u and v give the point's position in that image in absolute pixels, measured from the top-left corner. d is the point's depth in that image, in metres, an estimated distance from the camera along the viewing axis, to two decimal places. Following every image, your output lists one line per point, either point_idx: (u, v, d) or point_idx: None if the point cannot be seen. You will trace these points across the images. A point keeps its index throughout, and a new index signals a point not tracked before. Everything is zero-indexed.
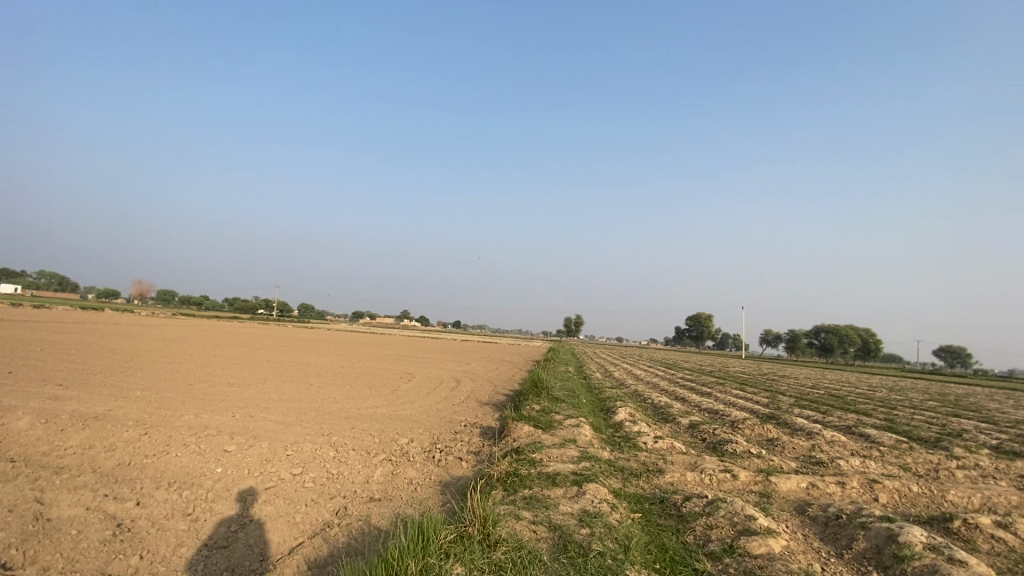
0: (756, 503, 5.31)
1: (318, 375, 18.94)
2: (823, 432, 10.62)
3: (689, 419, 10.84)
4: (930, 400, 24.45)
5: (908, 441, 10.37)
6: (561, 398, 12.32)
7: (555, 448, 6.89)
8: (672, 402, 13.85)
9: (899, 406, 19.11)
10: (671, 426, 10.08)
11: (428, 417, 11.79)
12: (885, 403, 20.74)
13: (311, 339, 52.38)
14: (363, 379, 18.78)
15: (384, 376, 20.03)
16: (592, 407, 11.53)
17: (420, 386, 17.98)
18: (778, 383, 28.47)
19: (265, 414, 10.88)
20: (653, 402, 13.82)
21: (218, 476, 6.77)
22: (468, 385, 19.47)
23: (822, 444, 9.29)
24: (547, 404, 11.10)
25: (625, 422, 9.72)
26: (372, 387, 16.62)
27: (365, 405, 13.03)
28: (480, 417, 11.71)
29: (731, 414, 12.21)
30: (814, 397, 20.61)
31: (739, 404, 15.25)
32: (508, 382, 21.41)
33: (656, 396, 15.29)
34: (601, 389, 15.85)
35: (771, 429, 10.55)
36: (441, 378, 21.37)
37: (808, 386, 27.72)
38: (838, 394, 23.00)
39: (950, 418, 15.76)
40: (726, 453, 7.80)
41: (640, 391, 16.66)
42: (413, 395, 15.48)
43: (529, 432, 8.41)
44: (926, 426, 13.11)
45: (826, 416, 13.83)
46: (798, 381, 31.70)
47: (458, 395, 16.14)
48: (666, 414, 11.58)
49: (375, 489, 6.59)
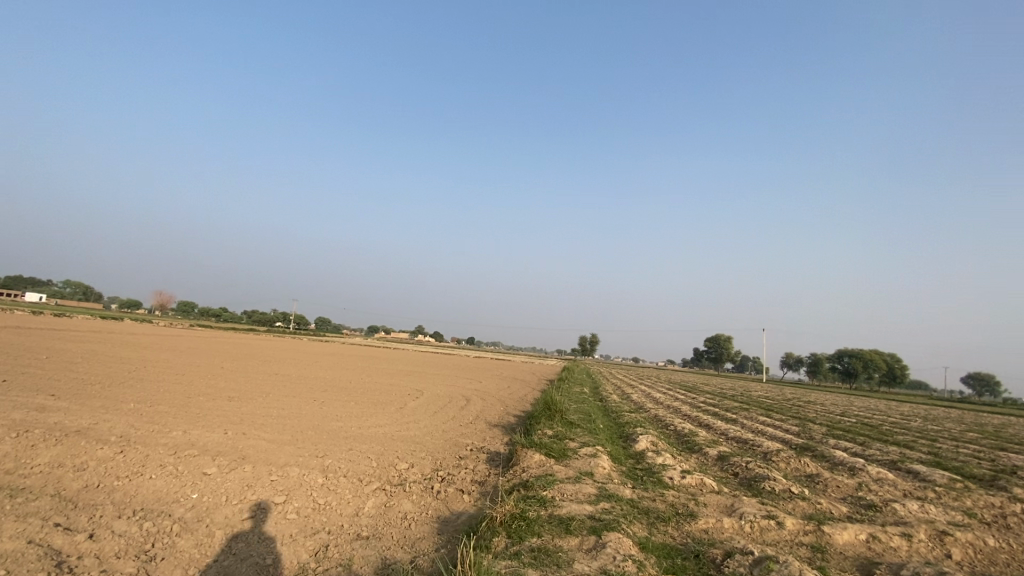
0: (811, 561, 4.40)
1: (323, 390, 18.29)
2: (869, 467, 9.52)
3: (717, 449, 9.87)
4: (974, 431, 22.75)
5: (965, 480, 9.23)
6: (576, 422, 11.43)
7: (569, 484, 6.06)
8: (696, 430, 12.82)
9: (942, 437, 17.68)
10: (698, 458, 9.13)
11: (432, 439, 11.02)
12: (925, 433, 19.28)
13: (323, 352, 52.06)
14: (369, 395, 18.08)
15: (392, 393, 19.31)
16: (610, 434, 10.60)
17: (427, 404, 17.19)
18: (804, 409, 27.02)
19: (259, 432, 10.23)
20: (676, 429, 12.79)
21: (191, 504, 6.09)
22: (478, 405, 18.63)
23: (871, 483, 8.24)
24: (560, 429, 10.22)
25: (646, 452, 8.81)
26: (377, 404, 15.93)
27: (367, 423, 12.30)
28: (488, 440, 10.90)
29: (762, 444, 11.17)
30: (847, 425, 19.27)
31: (768, 432, 14.15)
32: (520, 402, 20.50)
33: (679, 422, 14.28)
34: (619, 414, 14.86)
35: (809, 463, 9.51)
36: (451, 396, 20.54)
37: (837, 413, 26.23)
38: (873, 423, 21.51)
39: (1002, 452, 14.39)
40: (765, 492, 6.84)
41: (660, 416, 15.65)
42: (420, 414, 14.72)
43: (540, 462, 7.57)
44: (980, 462, 11.86)
45: (866, 448, 12.66)
46: (827, 408, 30.05)
47: (467, 415, 15.33)
48: (691, 443, 10.61)
49: (363, 524, 5.83)
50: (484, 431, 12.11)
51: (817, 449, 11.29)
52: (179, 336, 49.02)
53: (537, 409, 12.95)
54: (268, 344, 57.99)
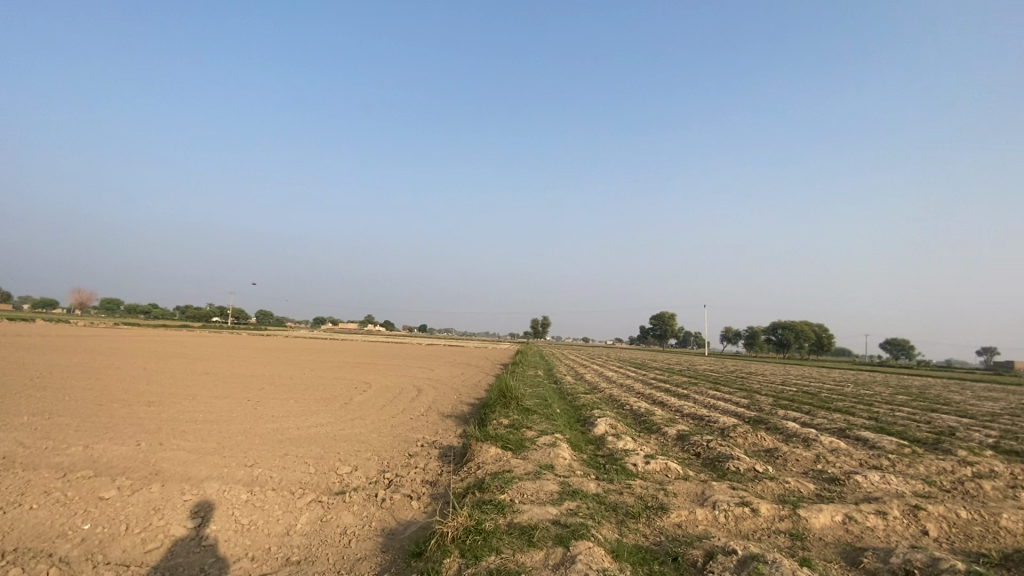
0: (792, 552, 4.05)
1: (260, 389, 16.94)
2: (821, 438, 9.58)
3: (676, 429, 9.65)
4: (901, 393, 24.26)
5: (910, 445, 9.48)
6: (532, 409, 10.95)
7: (529, 481, 5.51)
8: (653, 409, 12.67)
9: (876, 402, 18.63)
10: (658, 439, 8.85)
11: (379, 436, 10.23)
12: (860, 398, 20.31)
13: (264, 347, 49.26)
14: (311, 392, 16.90)
15: (337, 388, 18.17)
16: (567, 419, 10.17)
17: (375, 398, 16.24)
18: (748, 381, 28.04)
19: (179, 441, 9.09)
20: (633, 409, 12.58)
21: (81, 537, 5.09)
22: (430, 395, 17.84)
23: (827, 454, 8.21)
24: (516, 417, 9.67)
25: (607, 437, 8.42)
26: (319, 401, 14.86)
27: (307, 423, 11.32)
28: (440, 434, 10.25)
29: (718, 420, 11.12)
30: (790, 395, 19.99)
31: (721, 407, 14.28)
32: (473, 389, 19.88)
33: (634, 402, 14.14)
34: (575, 396, 14.54)
35: (765, 437, 9.46)
36: (400, 388, 19.63)
37: (778, 383, 27.39)
38: (813, 391, 22.44)
39: (931, 413, 15.23)
40: (730, 473, 6.56)
41: (615, 396, 15.49)
42: (366, 409, 13.81)
43: (496, 457, 6.98)
44: (916, 425, 12.37)
45: (813, 417, 12.96)
46: (768, 378, 31.34)
47: (418, 407, 14.56)
48: (649, 423, 10.38)
49: (295, 545, 5.05)
50: (435, 424, 11.41)
51: (769, 422, 11.36)
52: (99, 336, 44.88)
53: (491, 396, 12.38)
54: (203, 341, 54.30)
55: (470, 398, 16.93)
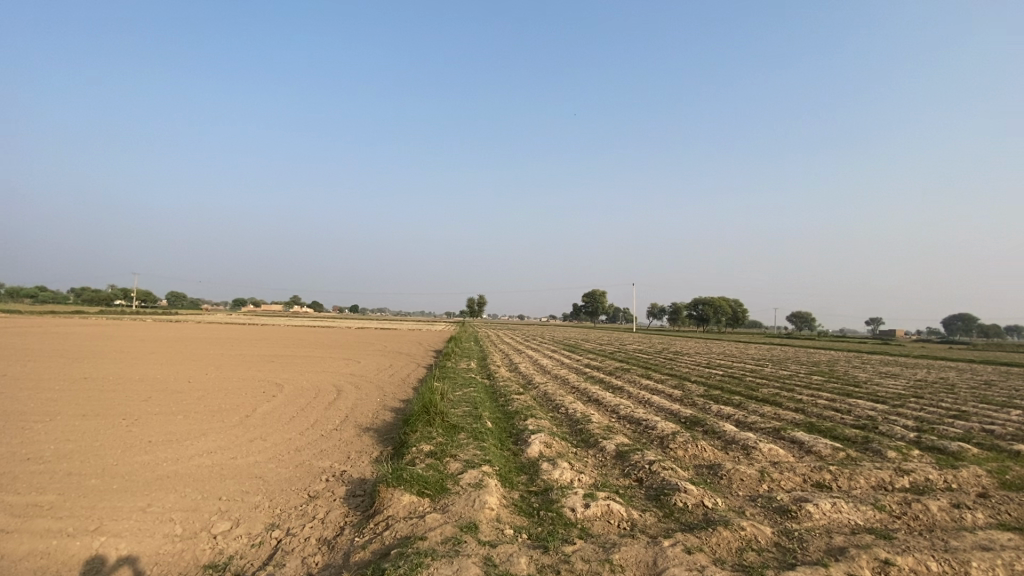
0: None
1: (144, 400, 14.60)
2: (761, 445, 9.18)
3: (614, 442, 8.88)
4: (816, 373, 25.51)
5: (844, 448, 9.32)
6: (458, 423, 9.80)
7: (444, 562, 4.36)
8: (589, 411, 11.88)
9: (797, 386, 19.24)
10: (597, 459, 8.01)
11: (277, 466, 8.71)
12: (781, 381, 20.99)
13: (168, 337, 44.58)
14: (209, 401, 14.85)
15: (241, 394, 16.13)
16: (498, 436, 9.10)
17: (284, 406, 14.46)
18: (677, 363, 28.60)
19: (5, 496, 7.14)
20: (569, 413, 11.73)
21: None
22: (349, 399, 16.24)
23: (772, 470, 7.74)
24: (439, 441, 8.42)
25: (541, 463, 7.46)
26: (215, 415, 12.95)
27: (190, 451, 9.55)
28: (351, 460, 8.89)
29: (655, 424, 10.55)
30: (718, 380, 20.26)
31: (656, 402, 13.87)
32: (399, 387, 18.45)
33: (569, 401, 13.38)
34: (507, 397, 13.50)
35: (707, 448, 8.91)
36: (317, 390, 17.83)
37: (704, 364, 28.15)
38: (738, 375, 23.00)
39: (849, 400, 15.76)
40: (679, 513, 5.78)
41: (549, 393, 14.69)
42: (271, 424, 12.11)
43: (410, 511, 5.78)
44: (842, 417, 12.54)
45: (745, 412, 12.82)
46: (695, 359, 32.26)
47: (333, 417, 13.00)
48: (586, 434, 9.55)
49: None
50: (347, 445, 9.99)
51: (706, 423, 10.93)
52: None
53: (413, 406, 11.03)
54: (95, 331, 48.39)
55: (394, 400, 15.57)
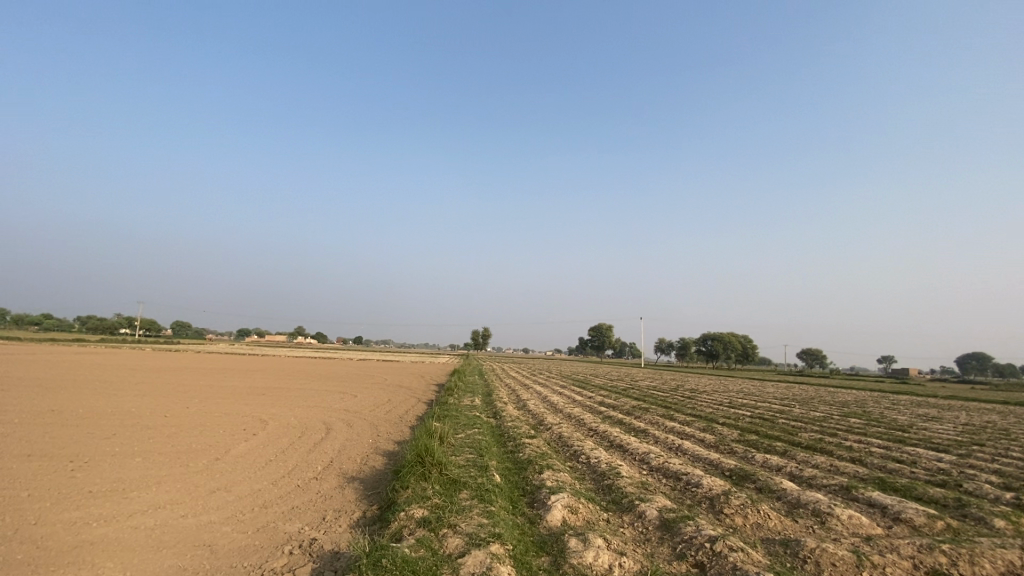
0: None
1: (106, 438, 12.93)
2: (838, 512, 7.35)
3: (655, 507, 7.09)
4: (851, 415, 23.32)
5: (941, 516, 7.48)
6: (461, 476, 8.05)
7: None
8: (615, 461, 10.07)
9: (839, 431, 17.24)
10: (638, 533, 6.22)
11: (233, 531, 6.97)
12: (819, 424, 18.96)
13: (162, 366, 42.99)
14: (179, 440, 13.13)
15: (217, 432, 14.41)
16: (508, 495, 7.34)
17: (262, 448, 12.71)
18: (696, 401, 26.58)
19: None
20: (592, 462, 9.92)
21: None
22: (338, 439, 14.44)
23: (869, 551, 5.92)
24: (436, 502, 6.69)
25: (567, 540, 5.69)
26: (181, 457, 11.23)
27: (132, 507, 7.84)
28: (326, 525, 7.14)
29: (699, 480, 8.72)
30: (749, 423, 18.29)
31: (688, 449, 12.02)
32: (395, 426, 16.63)
33: (588, 447, 11.55)
34: (517, 441, 11.69)
35: (774, 517, 7.09)
36: (304, 428, 16.06)
37: (726, 404, 26.10)
38: (768, 416, 20.97)
39: (908, 449, 13.78)
40: None
41: (565, 436, 12.85)
42: (242, 470, 10.37)
43: None
44: (913, 472, 10.62)
45: (796, 464, 10.94)
46: (714, 397, 30.12)
47: (314, 463, 11.23)
48: (617, 494, 7.76)
49: None
50: (325, 501, 8.24)
51: (758, 479, 9.09)
52: None
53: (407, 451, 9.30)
54: (88, 359, 46.86)
55: (388, 441, 13.79)
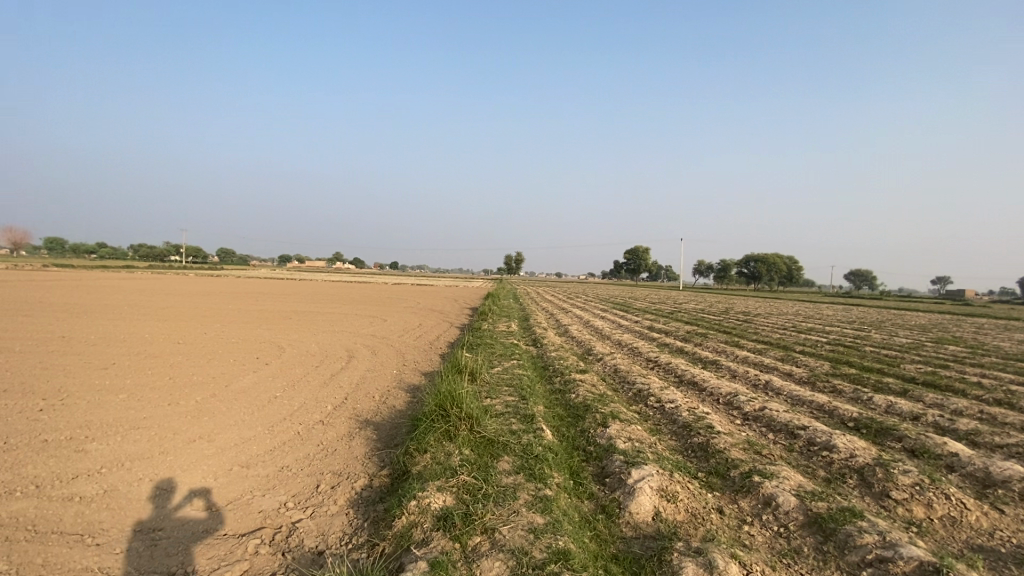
0: None
1: (101, 370, 11.49)
2: None
3: (793, 492, 4.73)
4: (944, 343, 20.23)
5: None
6: (501, 431, 5.90)
7: None
8: (699, 407, 7.75)
9: (949, 363, 14.36)
10: (783, 546, 3.91)
11: (192, 508, 5.12)
12: (916, 354, 16.06)
13: (197, 291, 42.95)
14: (182, 372, 11.59)
15: (227, 362, 12.89)
16: (568, 466, 5.17)
17: (271, 382, 11.07)
18: (757, 326, 23.86)
19: None
20: (668, 409, 7.62)
21: None
22: (359, 369, 12.71)
23: None
24: (465, 483, 4.53)
25: (680, 564, 3.42)
26: (174, 394, 9.62)
27: (83, 463, 6.13)
28: (316, 500, 5.20)
29: (827, 438, 6.31)
30: (833, 351, 15.61)
31: (781, 388, 9.60)
32: (424, 354, 14.82)
33: (657, 384, 9.26)
34: (566, 376, 9.51)
35: (975, 507, 4.66)
36: (323, 355, 14.44)
37: (792, 329, 23.30)
38: (849, 343, 18.19)
39: None
40: None
41: (623, 370, 10.56)
42: (237, 411, 8.63)
43: None
44: None
45: (935, 410, 8.37)
46: (773, 321, 27.31)
47: (325, 400, 9.44)
48: (723, 463, 5.47)
49: None
50: (326, 460, 6.34)
51: (907, 435, 6.62)
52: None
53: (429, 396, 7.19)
54: (127, 284, 47.25)
55: (414, 373, 11.95)
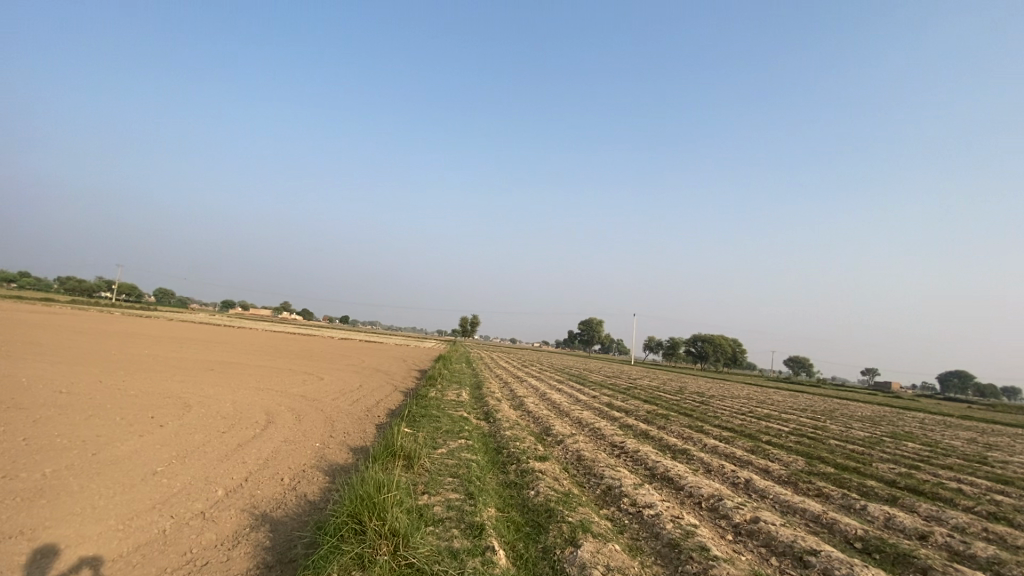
0: None
1: None
2: None
3: None
4: (900, 438, 19.88)
5: None
6: (436, 553, 4.33)
7: None
8: (684, 516, 6.36)
9: (920, 463, 13.67)
10: None
11: None
12: (882, 451, 15.41)
13: (113, 331, 38.44)
14: (43, 431, 9.24)
15: (109, 421, 10.54)
16: None
17: (158, 450, 8.93)
18: (716, 410, 23.02)
19: None
20: (648, 519, 6.17)
21: None
22: (274, 439, 10.61)
23: None
24: None
25: None
26: (17, 461, 7.43)
27: None
28: None
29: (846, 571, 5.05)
30: (801, 444, 14.71)
31: (766, 490, 8.38)
32: (357, 423, 12.82)
33: (628, 480, 7.83)
34: (522, 465, 7.93)
35: None
36: (236, 419, 12.21)
37: (750, 414, 22.60)
38: (813, 435, 17.39)
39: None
40: None
41: (587, 458, 9.10)
42: (90, 492, 6.55)
43: None
44: None
45: (940, 528, 7.32)
46: (729, 405, 26.64)
47: (217, 481, 7.45)
48: None
49: None
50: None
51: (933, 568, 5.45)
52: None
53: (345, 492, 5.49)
54: (32, 318, 41.87)
55: (340, 448, 10.01)
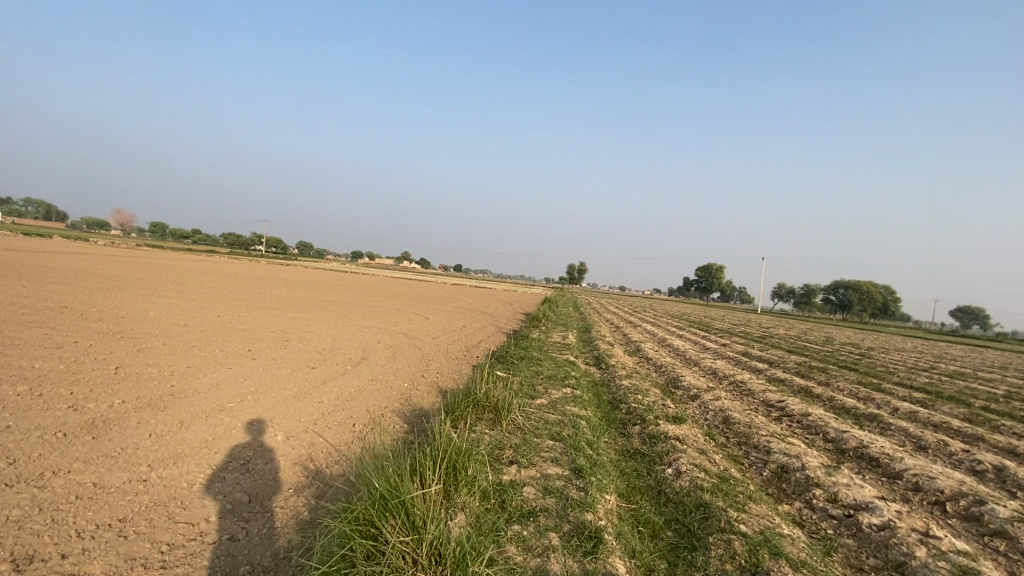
0: None
1: (51, 347, 9.24)
2: None
3: None
4: None
5: None
6: None
7: None
8: (938, 535, 3.82)
9: None
10: None
11: None
12: None
13: (255, 276, 42.50)
14: (141, 360, 9.07)
15: (207, 352, 10.31)
16: None
17: (238, 383, 8.26)
18: (886, 364, 18.60)
19: None
20: (873, 535, 3.76)
21: None
22: (361, 377, 9.61)
23: None
24: None
25: None
26: (95, 391, 7.02)
27: None
28: None
29: None
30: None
31: None
32: (453, 363, 11.60)
33: (812, 460, 5.33)
34: (650, 428, 5.79)
35: None
36: (331, 354, 11.62)
37: (935, 372, 17.89)
38: None
39: None
40: None
41: (738, 421, 6.65)
42: (140, 430, 5.73)
43: None
44: None
45: None
46: (899, 359, 21.74)
47: (280, 425, 6.35)
48: None
49: None
50: None
51: None
52: (63, 252, 38.78)
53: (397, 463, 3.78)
54: (195, 265, 47.85)
55: (428, 391, 8.65)
